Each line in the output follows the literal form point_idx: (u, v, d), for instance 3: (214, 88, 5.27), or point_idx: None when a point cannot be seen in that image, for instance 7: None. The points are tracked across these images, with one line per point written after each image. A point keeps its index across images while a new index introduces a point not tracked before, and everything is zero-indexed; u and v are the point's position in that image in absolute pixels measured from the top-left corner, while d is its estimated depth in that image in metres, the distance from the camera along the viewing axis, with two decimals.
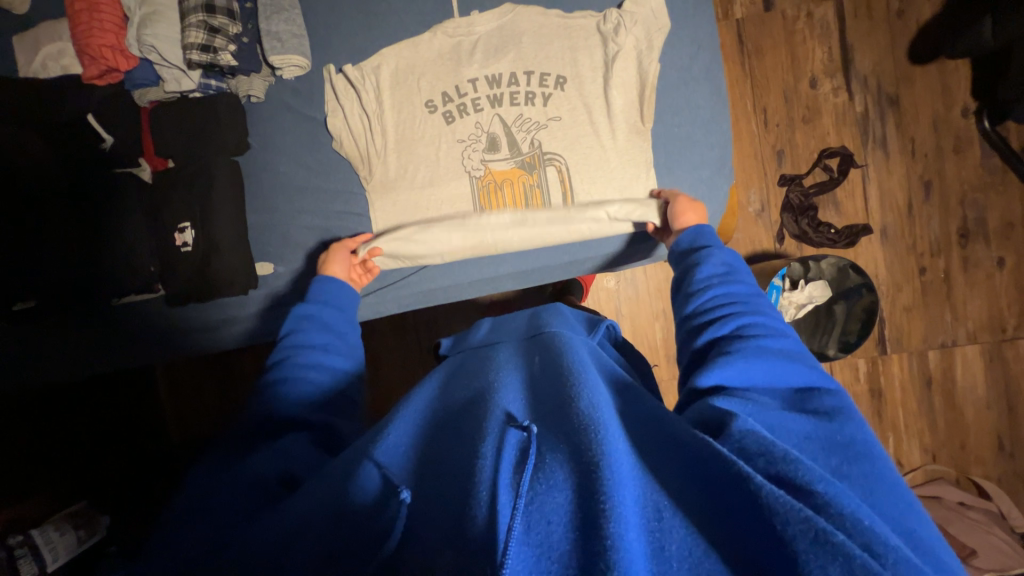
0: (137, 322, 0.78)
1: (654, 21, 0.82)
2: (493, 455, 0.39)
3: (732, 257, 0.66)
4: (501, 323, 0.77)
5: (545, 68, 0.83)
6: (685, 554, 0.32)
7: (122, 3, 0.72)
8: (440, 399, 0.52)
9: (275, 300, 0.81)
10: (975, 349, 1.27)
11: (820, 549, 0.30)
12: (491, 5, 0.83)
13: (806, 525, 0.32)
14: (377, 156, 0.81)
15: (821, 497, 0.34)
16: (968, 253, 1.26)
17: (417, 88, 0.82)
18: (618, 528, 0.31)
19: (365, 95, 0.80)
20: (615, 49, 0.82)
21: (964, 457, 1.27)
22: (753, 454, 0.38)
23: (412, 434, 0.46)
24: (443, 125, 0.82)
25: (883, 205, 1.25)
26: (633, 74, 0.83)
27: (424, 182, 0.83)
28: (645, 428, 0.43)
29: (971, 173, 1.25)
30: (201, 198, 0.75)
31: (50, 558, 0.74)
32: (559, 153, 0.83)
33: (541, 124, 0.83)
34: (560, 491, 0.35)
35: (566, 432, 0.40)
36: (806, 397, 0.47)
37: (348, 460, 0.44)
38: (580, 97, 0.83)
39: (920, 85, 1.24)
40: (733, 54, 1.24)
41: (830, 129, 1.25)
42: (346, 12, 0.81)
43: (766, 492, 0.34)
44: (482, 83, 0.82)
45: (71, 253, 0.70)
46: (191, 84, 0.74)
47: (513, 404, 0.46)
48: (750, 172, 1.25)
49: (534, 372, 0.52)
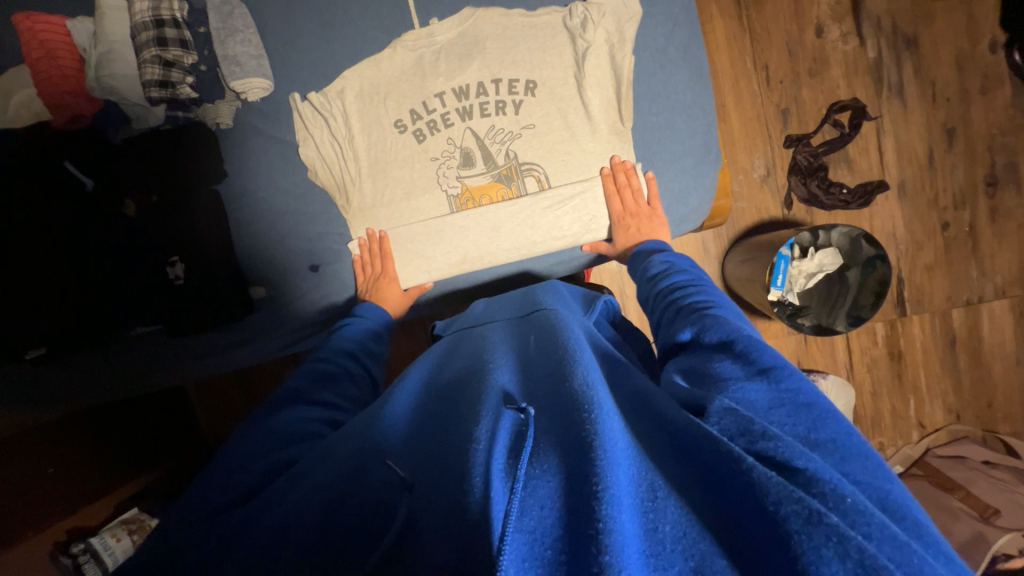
0: (147, 352, 0.81)
1: (624, 10, 0.78)
2: (488, 439, 0.38)
3: (677, 258, 0.70)
4: (497, 301, 0.76)
5: (512, 74, 0.80)
6: (677, 535, 0.31)
7: (77, 44, 0.72)
8: (434, 381, 0.54)
9: (271, 323, 0.83)
10: (1004, 304, 1.20)
11: (813, 528, 0.29)
12: (452, 4, 0.79)
13: (800, 505, 0.30)
14: (353, 183, 0.81)
15: (803, 475, 0.33)
16: (996, 203, 1.17)
17: (384, 109, 0.80)
18: (611, 508, 0.30)
19: (334, 121, 0.80)
20: (584, 45, 0.79)
21: (990, 415, 1.23)
22: (731, 432, 0.36)
23: (408, 421, 0.48)
24: (415, 144, 0.81)
25: (900, 158, 1.17)
26: (606, 71, 0.80)
27: (400, 204, 0.82)
28: (632, 404, 0.42)
29: (999, 114, 1.15)
30: (187, 234, 0.78)
31: (110, 561, 0.79)
32: (534, 165, 0.82)
33: (515, 134, 0.81)
34: (550, 475, 0.34)
35: (562, 412, 0.39)
36: (750, 359, 0.44)
37: (349, 447, 0.46)
38: (554, 101, 0.80)
39: (940, 23, 1.13)
40: (729, 7, 1.14)
41: (839, 81, 1.15)
42: (305, 24, 0.78)
43: (757, 472, 0.32)
44: (450, 96, 0.80)
45: (80, 288, 0.74)
46: (158, 118, 0.76)
47: (510, 385, 0.46)
48: (753, 135, 1.17)
49: (529, 350, 0.53)
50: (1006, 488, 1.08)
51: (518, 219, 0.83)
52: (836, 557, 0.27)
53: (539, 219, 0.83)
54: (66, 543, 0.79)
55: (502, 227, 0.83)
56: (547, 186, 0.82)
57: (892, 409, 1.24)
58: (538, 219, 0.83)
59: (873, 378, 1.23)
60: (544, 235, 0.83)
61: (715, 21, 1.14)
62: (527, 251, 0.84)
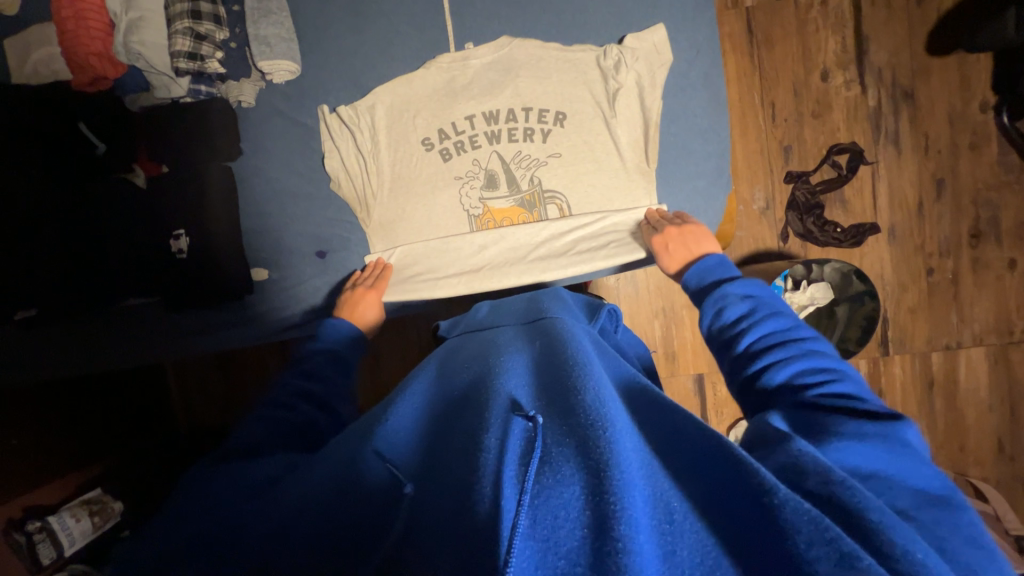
0: (142, 324, 0.81)
1: (656, 56, 0.81)
2: (497, 446, 0.38)
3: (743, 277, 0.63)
4: (501, 304, 0.77)
5: (543, 103, 0.82)
6: (695, 560, 0.30)
7: (110, 9, 0.71)
8: (441, 386, 0.53)
9: (270, 304, 0.82)
10: (981, 352, 1.25)
11: (844, 573, 0.27)
12: (481, 11, 0.81)
13: (831, 546, 0.28)
14: (374, 197, 0.82)
15: (868, 522, 0.30)
16: (978, 253, 1.23)
17: (412, 126, 0.81)
18: (627, 529, 0.29)
19: (360, 135, 0.80)
20: (616, 86, 0.81)
21: (962, 459, 1.27)
22: (806, 469, 0.34)
23: (414, 424, 0.47)
24: (440, 163, 0.82)
25: (892, 204, 1.22)
26: (635, 113, 0.82)
27: (420, 220, 0.83)
28: (652, 418, 0.40)
29: (986, 170, 1.21)
30: (195, 207, 0.77)
31: (67, 544, 0.75)
32: (556, 197, 0.84)
33: (541, 161, 0.83)
34: (564, 486, 0.33)
35: (574, 424, 0.37)
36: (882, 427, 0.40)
37: (351, 443, 0.45)
38: (581, 133, 0.83)
39: (937, 80, 1.19)
40: (741, 44, 1.19)
41: (840, 124, 1.21)
42: (336, 14, 0.80)
43: (785, 505, 0.30)
44: (480, 119, 0.82)
45: (81, 249, 0.73)
46: (180, 90, 0.75)
47: (519, 392, 0.44)
48: (756, 168, 1.22)
49: (539, 358, 0.51)
50: None
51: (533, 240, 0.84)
52: None
53: (555, 243, 0.84)
54: (21, 521, 0.74)
55: (517, 247, 0.84)
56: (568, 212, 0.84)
57: None
58: (554, 242, 0.84)
59: None
60: (559, 261, 0.83)
61: (728, 57, 1.19)
62: (540, 274, 0.83)
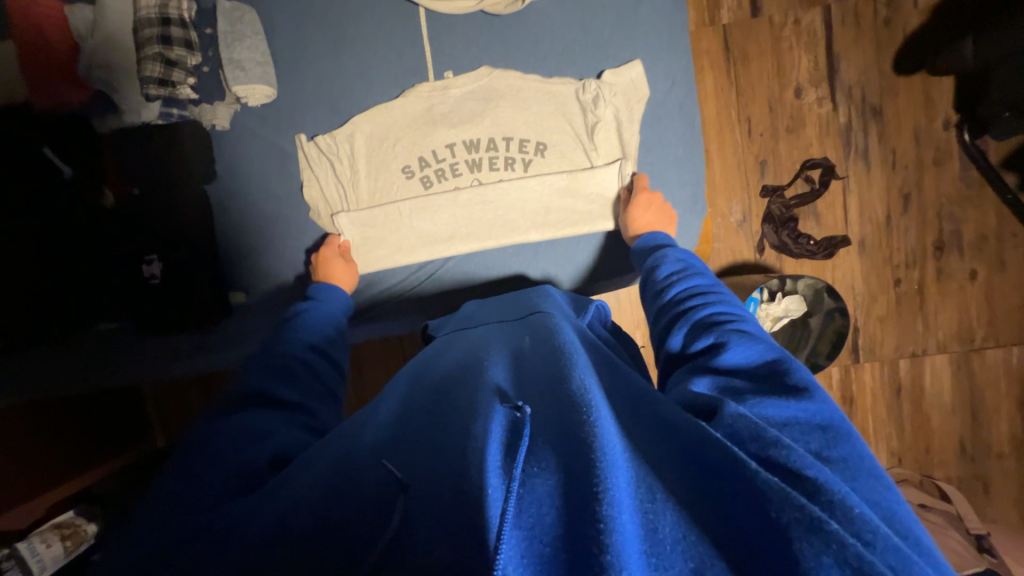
0: (116, 351, 0.79)
1: (633, 91, 0.83)
2: (483, 436, 0.38)
3: (685, 253, 0.71)
4: (487, 304, 0.76)
5: (523, 134, 0.83)
6: (676, 537, 0.32)
7: (75, 31, 0.70)
8: (426, 378, 0.54)
9: (250, 327, 0.81)
10: (944, 358, 1.30)
11: (813, 535, 0.31)
12: (461, 32, 0.81)
13: (800, 512, 0.32)
14: (352, 226, 0.81)
15: (811, 482, 0.35)
16: (942, 264, 1.28)
17: (393, 153, 0.81)
18: (611, 510, 0.31)
19: (340, 163, 0.80)
20: (594, 119, 0.83)
21: (927, 460, 1.32)
22: (743, 437, 0.39)
23: (398, 414, 0.48)
24: (421, 191, 0.82)
25: (862, 217, 1.26)
26: (614, 146, 0.84)
27: (400, 248, 0.82)
28: (637, 408, 0.44)
29: (949, 185, 1.26)
30: (167, 232, 0.75)
31: (37, 570, 0.73)
32: (537, 225, 0.83)
33: (520, 191, 0.82)
34: (549, 475, 0.35)
35: (558, 412, 0.40)
36: (779, 376, 0.47)
37: (339, 440, 0.45)
38: (561, 163, 0.83)
39: (903, 98, 1.23)
40: (718, 61, 1.21)
41: (813, 140, 1.24)
42: (313, 35, 0.79)
43: (761, 478, 0.34)
44: (460, 147, 0.82)
45: (52, 278, 0.72)
46: (152, 114, 0.74)
47: (505, 385, 0.46)
48: (733, 182, 1.24)
49: (525, 353, 0.53)
50: (938, 530, 1.16)
51: (512, 261, 0.85)
52: (834, 562, 0.29)
53: (534, 266, 0.86)
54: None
55: (498, 269, 0.85)
56: (548, 239, 0.85)
57: None
58: (533, 265, 0.86)
59: None
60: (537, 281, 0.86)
61: (705, 73, 1.22)
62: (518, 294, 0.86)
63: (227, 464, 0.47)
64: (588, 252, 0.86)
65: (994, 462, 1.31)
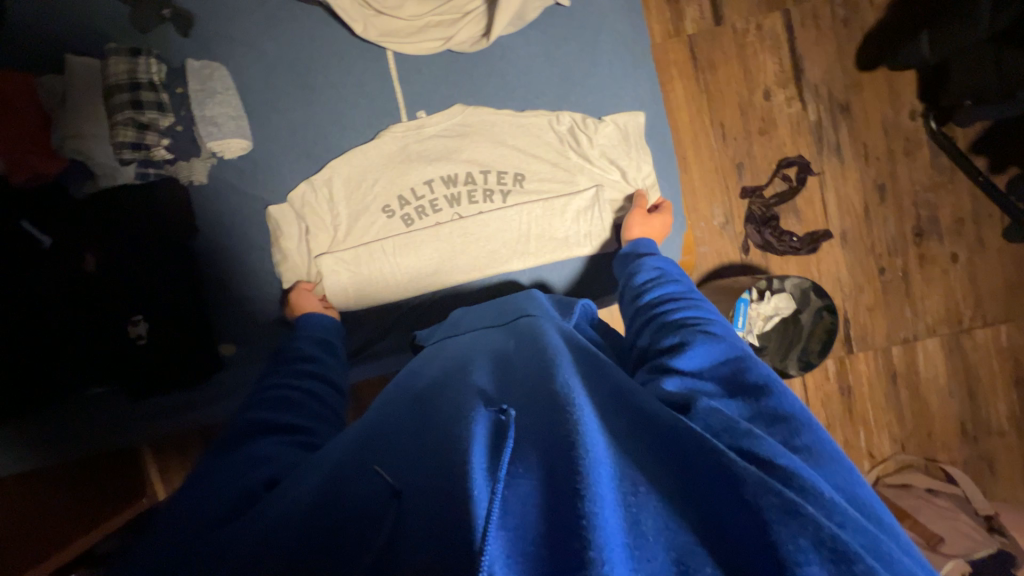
0: (102, 413, 0.78)
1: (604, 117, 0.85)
2: (464, 439, 0.38)
3: (664, 262, 0.72)
4: (474, 311, 0.73)
5: (501, 167, 0.84)
6: (658, 528, 0.32)
7: (45, 107, 0.72)
8: (411, 384, 0.53)
9: (240, 380, 0.80)
10: (936, 342, 1.32)
11: (790, 519, 0.31)
12: (430, 70, 0.83)
13: (779, 497, 0.32)
14: (335, 271, 0.81)
15: (783, 469, 0.35)
16: (923, 250, 1.30)
17: (372, 194, 0.82)
18: (593, 505, 0.31)
19: (320, 209, 0.81)
20: (569, 150, 0.85)
21: (930, 445, 1.33)
22: (717, 429, 0.39)
23: (379, 421, 0.47)
24: (403, 229, 0.82)
25: (841, 210, 1.29)
26: (590, 171, 0.85)
27: (386, 288, 0.83)
28: (613, 397, 0.43)
29: (922, 173, 1.29)
30: (150, 292, 0.76)
31: None
32: (520, 253, 0.84)
33: (500, 220, 0.83)
34: (530, 475, 0.35)
35: (540, 412, 0.40)
36: (741, 375, 0.47)
37: (330, 456, 0.45)
38: (540, 191, 0.84)
39: (868, 92, 1.27)
40: (687, 70, 1.24)
41: (786, 139, 1.27)
42: (285, 86, 0.81)
43: (741, 465, 0.34)
44: (439, 183, 0.83)
45: (34, 347, 0.72)
46: (128, 176, 0.74)
47: (486, 386, 0.46)
48: (713, 186, 1.26)
49: (508, 354, 0.52)
50: (946, 515, 1.16)
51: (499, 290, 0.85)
52: (810, 544, 0.30)
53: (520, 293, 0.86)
54: None
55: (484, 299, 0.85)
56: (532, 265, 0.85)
57: (845, 441, 1.33)
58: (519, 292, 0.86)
59: (827, 412, 1.32)
60: None
61: (675, 83, 1.24)
62: None
63: (222, 489, 0.46)
64: (573, 274, 0.87)
65: (995, 441, 1.33)
